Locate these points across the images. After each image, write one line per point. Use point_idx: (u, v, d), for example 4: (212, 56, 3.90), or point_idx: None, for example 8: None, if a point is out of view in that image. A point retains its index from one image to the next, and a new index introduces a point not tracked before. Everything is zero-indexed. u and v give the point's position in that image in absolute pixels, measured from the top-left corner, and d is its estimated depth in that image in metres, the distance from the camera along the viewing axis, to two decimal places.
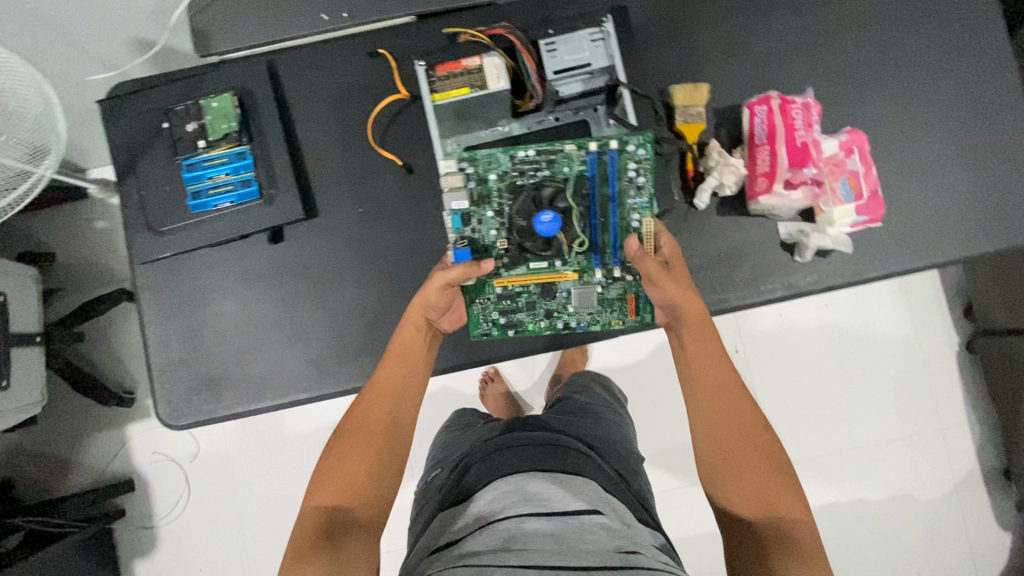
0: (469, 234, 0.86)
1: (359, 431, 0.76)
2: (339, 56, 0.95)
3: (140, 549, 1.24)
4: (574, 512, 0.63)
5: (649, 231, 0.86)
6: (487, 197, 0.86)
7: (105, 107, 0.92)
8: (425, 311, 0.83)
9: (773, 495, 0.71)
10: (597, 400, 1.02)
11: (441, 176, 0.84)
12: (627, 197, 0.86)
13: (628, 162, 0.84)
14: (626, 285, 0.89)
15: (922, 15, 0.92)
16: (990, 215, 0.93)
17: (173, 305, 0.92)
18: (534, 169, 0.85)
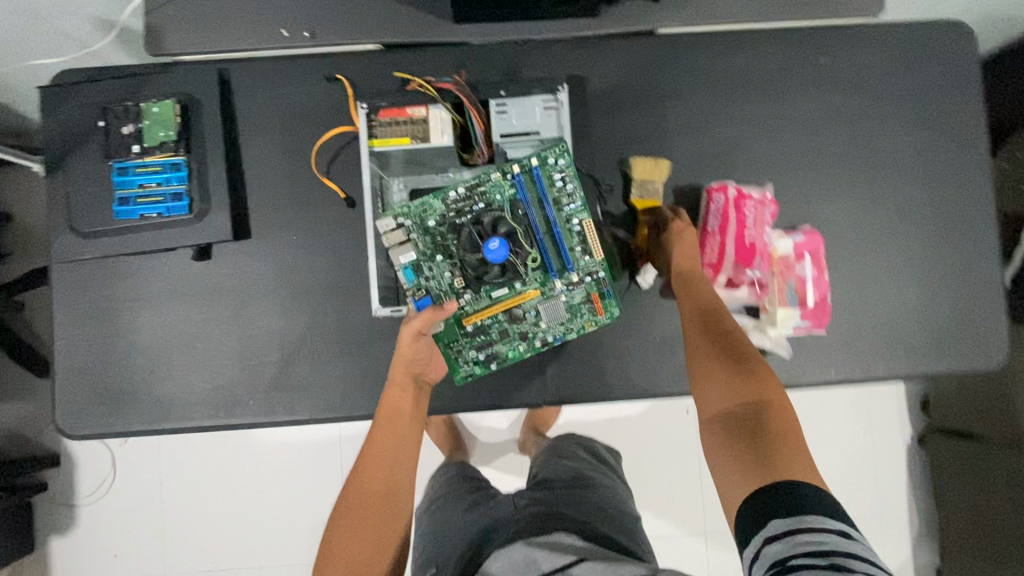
0: (425, 283, 0.81)
1: (357, 503, 0.75)
2: (297, 77, 0.91)
3: (62, 523, 1.58)
4: (563, 568, 0.65)
5: (592, 230, 0.81)
6: (435, 244, 0.80)
7: (44, 94, 0.89)
8: (409, 366, 0.82)
9: (756, 399, 0.66)
10: (586, 462, 1.00)
11: (382, 237, 0.79)
12: (561, 205, 0.81)
13: (551, 172, 0.81)
14: (586, 286, 0.82)
15: (885, 125, 0.93)
16: (936, 337, 0.92)
17: (86, 310, 0.90)
18: (471, 204, 0.79)
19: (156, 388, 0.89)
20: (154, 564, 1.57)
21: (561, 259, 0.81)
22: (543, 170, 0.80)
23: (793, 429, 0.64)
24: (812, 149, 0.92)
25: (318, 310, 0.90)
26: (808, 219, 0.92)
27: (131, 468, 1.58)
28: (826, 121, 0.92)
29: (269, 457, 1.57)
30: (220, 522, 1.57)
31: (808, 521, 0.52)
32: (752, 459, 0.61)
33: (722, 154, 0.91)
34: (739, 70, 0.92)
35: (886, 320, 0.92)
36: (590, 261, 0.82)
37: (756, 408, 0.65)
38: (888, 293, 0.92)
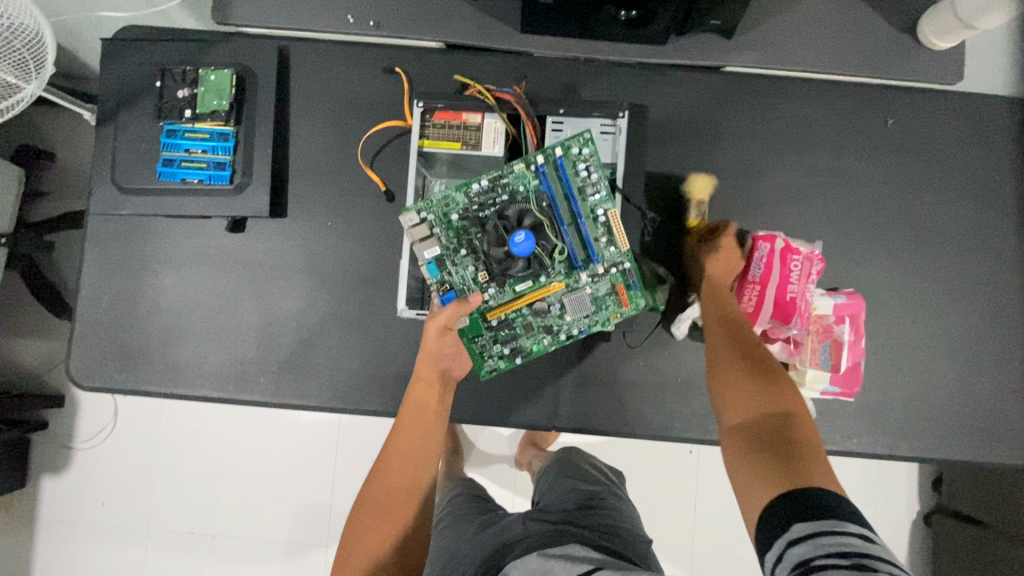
0: (448, 277, 0.77)
1: (377, 504, 0.71)
2: (354, 63, 0.91)
3: (56, 463, 1.60)
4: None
5: (617, 220, 0.76)
6: (458, 237, 0.76)
7: (104, 47, 0.90)
8: (433, 362, 0.79)
9: (776, 404, 0.60)
10: (594, 480, 0.97)
11: (404, 230, 0.75)
12: (585, 195, 0.76)
13: (575, 160, 0.75)
14: (612, 277, 0.78)
15: (946, 197, 0.90)
16: (970, 422, 0.88)
17: (112, 263, 0.90)
18: (493, 196, 0.75)
19: (170, 352, 0.89)
20: (140, 518, 1.58)
21: (587, 252, 0.76)
22: (568, 158, 0.75)
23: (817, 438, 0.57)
24: (865, 210, 0.89)
25: (341, 298, 0.90)
26: (851, 280, 0.89)
27: (131, 420, 1.60)
28: (883, 184, 0.89)
29: (266, 430, 1.57)
30: (209, 487, 1.58)
31: (832, 523, 0.46)
32: (770, 463, 0.54)
33: (772, 201, 0.89)
34: (801, 119, 0.89)
35: (919, 396, 0.88)
36: (615, 252, 0.77)
37: (778, 413, 0.59)
38: (924, 369, 0.89)
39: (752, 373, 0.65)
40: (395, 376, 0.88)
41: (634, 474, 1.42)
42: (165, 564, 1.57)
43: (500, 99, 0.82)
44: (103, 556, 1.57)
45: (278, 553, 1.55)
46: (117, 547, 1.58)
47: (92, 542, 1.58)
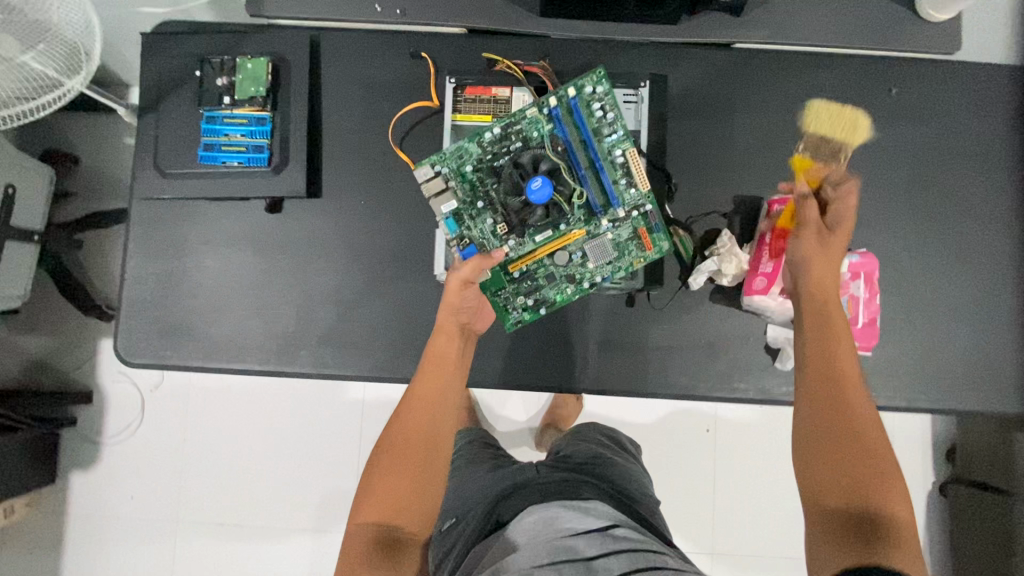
0: (467, 233, 0.84)
1: (397, 448, 0.74)
2: (383, 50, 0.95)
3: (85, 460, 1.63)
4: (599, 529, 0.68)
5: (634, 159, 0.82)
6: (475, 190, 0.84)
7: (144, 41, 0.94)
8: (457, 312, 0.81)
9: (876, 494, 0.64)
10: (604, 444, 1.01)
11: (422, 185, 0.83)
12: (602, 136, 0.83)
13: (590, 103, 0.83)
14: (632, 221, 0.84)
15: (952, 162, 0.94)
16: (982, 377, 0.92)
17: (156, 245, 0.94)
18: (507, 145, 0.83)
19: (213, 329, 0.93)
20: (167, 511, 1.61)
21: (606, 195, 0.83)
22: (581, 99, 0.83)
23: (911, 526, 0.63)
24: (873, 176, 0.93)
25: (374, 273, 0.94)
26: (863, 243, 0.93)
27: (158, 414, 1.63)
28: (891, 151, 0.93)
29: (291, 419, 1.61)
30: (235, 477, 1.61)
31: None
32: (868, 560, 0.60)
33: (785, 169, 0.93)
34: (811, 90, 0.94)
35: (932, 353, 0.92)
36: (635, 193, 0.83)
37: (873, 498, 0.64)
38: (936, 325, 0.92)
39: (852, 454, 0.66)
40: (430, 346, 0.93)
41: (653, 451, 1.45)
42: (192, 556, 1.59)
43: (528, 73, 0.89)
44: (132, 549, 1.60)
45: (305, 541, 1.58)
46: (145, 539, 1.60)
47: (121, 536, 1.60)
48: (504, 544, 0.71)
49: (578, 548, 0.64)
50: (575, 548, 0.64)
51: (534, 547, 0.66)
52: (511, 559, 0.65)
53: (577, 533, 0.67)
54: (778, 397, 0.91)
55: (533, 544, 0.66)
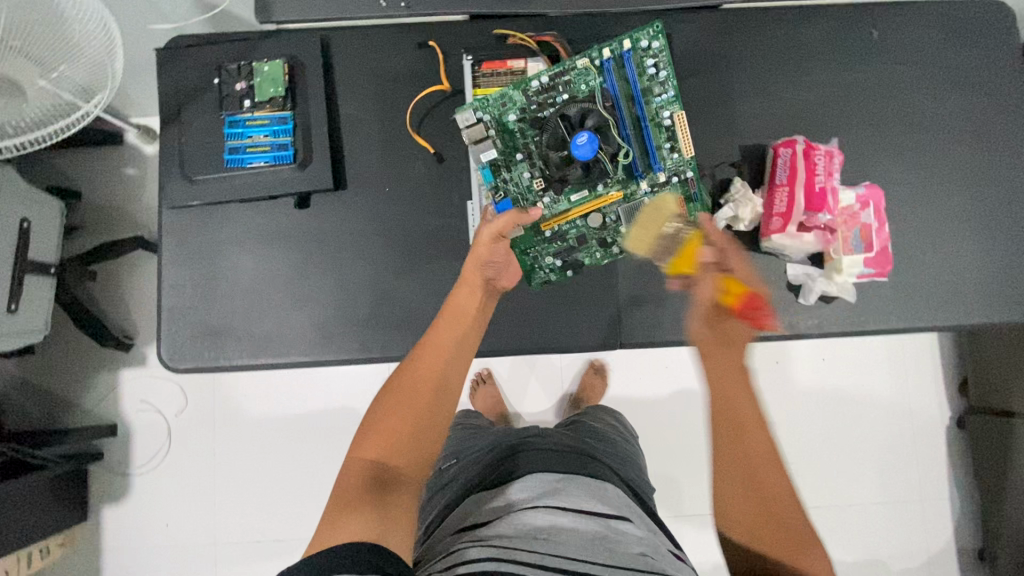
0: (502, 186, 0.91)
1: (405, 388, 0.74)
2: (391, 42, 0.99)
3: (115, 493, 1.60)
4: (604, 515, 0.74)
5: (680, 121, 0.89)
6: (513, 139, 0.90)
7: (160, 56, 0.97)
8: (482, 265, 0.86)
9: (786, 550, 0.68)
10: (614, 429, 1.11)
11: (463, 130, 0.89)
12: (652, 95, 0.90)
13: (645, 59, 0.89)
14: (671, 188, 0.91)
15: (939, 93, 0.99)
16: (990, 292, 0.97)
17: (190, 251, 0.97)
18: (552, 95, 0.88)
19: (253, 326, 0.96)
20: (205, 535, 1.60)
21: (648, 158, 0.90)
22: (636, 53, 0.89)
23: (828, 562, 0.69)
24: (868, 114, 0.99)
25: (405, 255, 0.97)
26: (865, 177, 0.98)
27: (186, 439, 1.62)
28: (881, 89, 0.99)
29: (321, 428, 1.61)
30: (269, 493, 1.60)
31: None
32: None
33: (784, 116, 0.98)
34: (800, 40, 0.99)
35: (941, 274, 0.97)
36: (678, 159, 0.90)
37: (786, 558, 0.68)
38: (942, 248, 0.98)
39: (777, 519, 0.69)
40: None
41: (680, 415, 1.48)
42: None
43: (540, 44, 0.93)
44: None
45: None
46: (185, 565, 1.59)
47: (160, 565, 1.59)
48: (500, 499, 0.79)
49: (577, 529, 0.70)
50: (573, 527, 0.71)
51: (529, 515, 0.72)
52: (507, 519, 0.73)
53: (582, 511, 0.73)
54: (803, 330, 0.96)
55: (532, 510, 0.73)
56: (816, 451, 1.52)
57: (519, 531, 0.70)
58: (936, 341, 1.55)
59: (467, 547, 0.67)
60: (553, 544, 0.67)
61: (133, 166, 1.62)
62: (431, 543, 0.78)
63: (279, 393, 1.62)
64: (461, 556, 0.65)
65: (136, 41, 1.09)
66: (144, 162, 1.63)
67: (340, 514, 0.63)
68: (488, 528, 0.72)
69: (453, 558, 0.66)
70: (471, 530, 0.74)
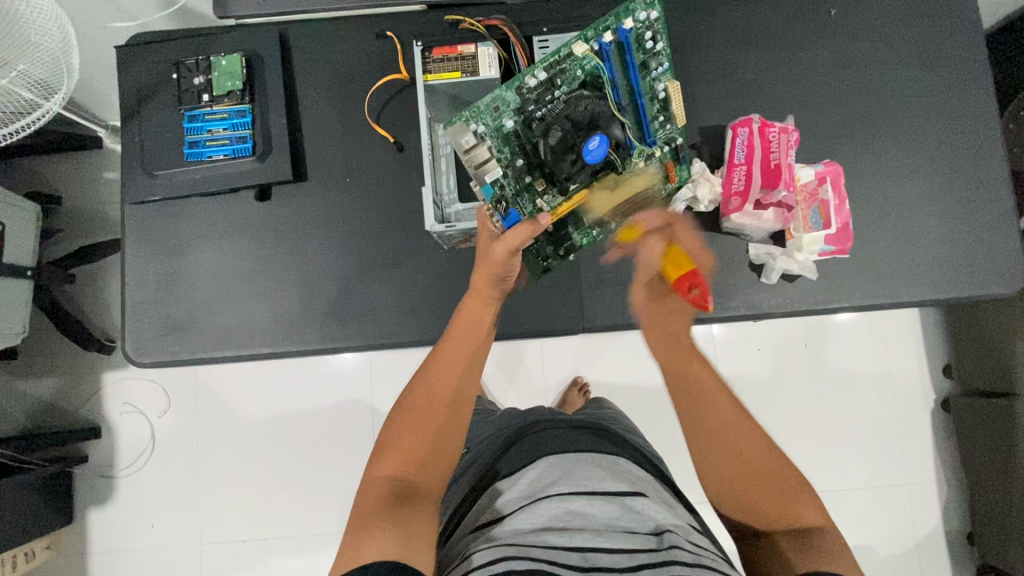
0: (504, 194, 0.82)
1: (420, 407, 0.74)
2: (350, 34, 0.99)
3: (98, 496, 1.58)
4: (617, 492, 0.68)
5: (675, 90, 0.83)
6: (510, 140, 0.82)
7: (119, 54, 0.97)
8: (496, 283, 0.84)
9: (788, 504, 0.67)
10: (610, 409, 1.08)
11: (459, 147, 0.81)
12: (648, 69, 0.84)
13: (641, 33, 0.83)
14: (663, 156, 0.85)
15: (899, 70, 0.99)
16: (954, 267, 0.97)
17: (156, 246, 0.98)
18: (551, 91, 0.81)
19: (218, 319, 0.97)
20: (190, 536, 1.57)
21: (641, 130, 0.84)
22: (633, 28, 0.83)
23: (821, 505, 0.68)
24: (827, 94, 0.99)
25: (368, 245, 0.97)
26: (826, 156, 0.98)
27: (169, 439, 1.60)
28: (841, 68, 0.99)
29: (304, 426, 1.59)
30: (253, 493, 1.58)
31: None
32: (815, 555, 0.62)
33: (744, 96, 0.98)
34: (759, 20, 0.99)
35: (903, 251, 0.97)
36: (670, 128, 0.85)
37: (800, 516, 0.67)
38: (905, 224, 0.98)
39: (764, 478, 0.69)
40: (431, 303, 0.97)
41: (659, 403, 1.48)
42: None
43: (489, 28, 0.94)
44: None
45: (331, 544, 1.55)
46: (170, 568, 1.56)
47: (145, 568, 1.56)
48: (509, 490, 0.74)
49: (591, 516, 0.65)
50: (588, 513, 0.65)
51: (541, 506, 0.67)
52: (517, 513, 0.67)
53: (596, 493, 0.67)
54: (767, 309, 0.96)
55: (544, 500, 0.67)
56: (799, 436, 1.51)
57: (529, 526, 0.64)
58: (917, 323, 1.54)
59: (474, 552, 0.62)
60: (570, 537, 0.62)
61: (112, 169, 1.60)
62: (452, 542, 0.74)
63: (261, 392, 1.61)
64: (469, 564, 0.60)
65: (99, 39, 1.09)
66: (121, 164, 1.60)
67: (361, 529, 0.63)
68: (500, 526, 0.67)
69: (464, 564, 0.61)
70: (485, 529, 0.69)
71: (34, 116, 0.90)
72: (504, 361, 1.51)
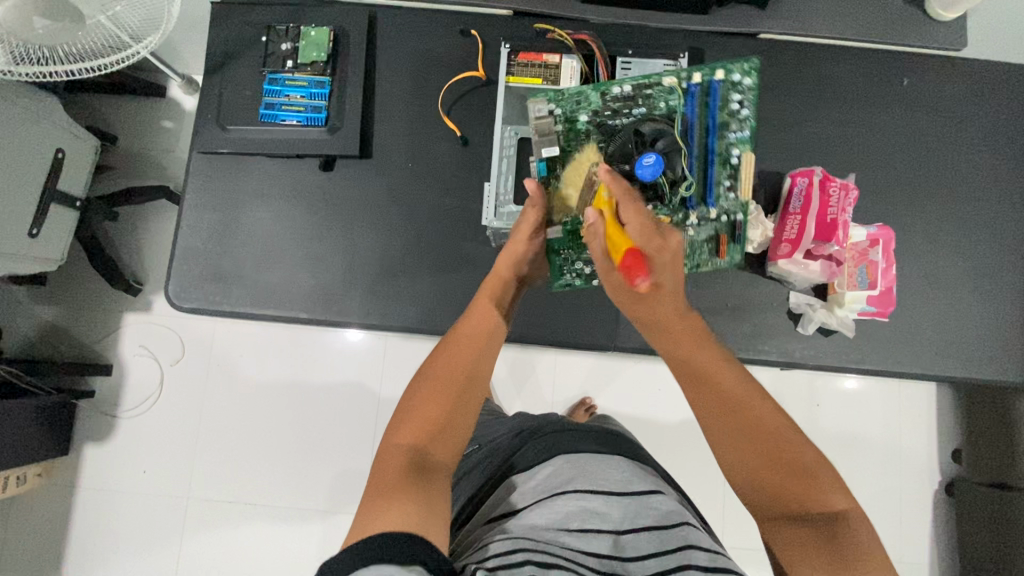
0: (553, 182, 0.88)
1: (439, 379, 0.73)
2: (435, 26, 1.02)
3: (97, 433, 1.59)
4: (634, 495, 0.68)
5: (747, 163, 0.88)
6: (576, 138, 0.88)
7: (215, 10, 1.00)
8: (513, 264, 0.87)
9: (813, 495, 0.61)
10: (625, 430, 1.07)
11: (531, 119, 0.87)
12: (729, 131, 0.89)
13: (730, 93, 0.89)
14: (719, 225, 0.90)
15: (961, 147, 1.00)
16: (987, 348, 0.97)
17: (215, 198, 1.01)
18: (631, 106, 0.88)
19: (262, 278, 0.99)
20: (179, 487, 1.57)
21: (705, 190, 0.89)
22: (724, 86, 0.89)
23: (847, 488, 0.62)
24: (888, 159, 1.00)
25: (418, 231, 0.99)
26: (878, 218, 0.99)
27: (179, 388, 1.61)
28: (904, 136, 1.00)
29: (310, 399, 1.60)
30: (250, 455, 1.58)
31: None
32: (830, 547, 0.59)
33: (807, 148, 1.00)
34: (833, 78, 1.01)
35: (940, 324, 0.98)
36: (733, 200, 0.89)
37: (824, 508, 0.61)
38: (946, 299, 0.98)
39: (786, 463, 0.63)
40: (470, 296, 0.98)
41: (664, 437, 1.48)
42: (201, 534, 1.55)
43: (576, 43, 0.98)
44: (141, 525, 1.55)
45: (313, 519, 1.55)
46: (155, 516, 1.56)
47: (130, 513, 1.56)
48: (527, 484, 0.74)
49: (608, 515, 0.65)
50: (605, 513, 0.65)
51: (556, 503, 0.67)
52: (534, 507, 0.67)
53: (612, 494, 0.68)
54: (799, 358, 0.97)
55: (561, 497, 0.68)
56: None
57: (545, 521, 0.64)
58: (933, 401, 1.52)
59: (490, 543, 0.62)
60: (586, 538, 0.62)
61: (170, 119, 1.63)
62: (464, 534, 0.74)
63: (272, 358, 1.62)
64: (484, 553, 0.60)
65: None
66: (181, 115, 1.64)
67: (380, 496, 0.61)
68: (515, 519, 0.67)
69: (480, 553, 0.61)
70: (500, 522, 0.69)
71: (125, 55, 0.93)
72: (518, 369, 1.51)
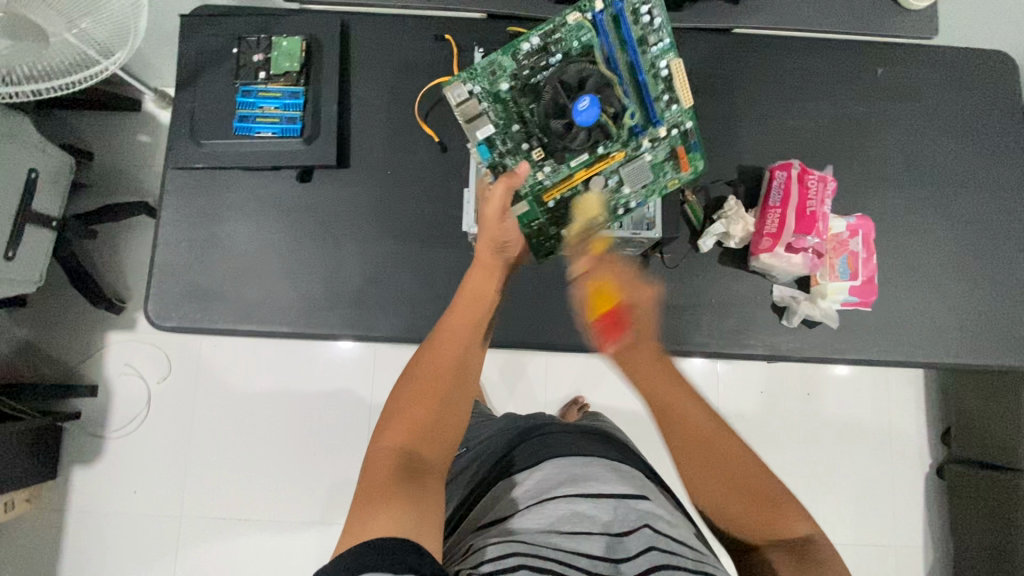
0: (498, 160, 0.87)
1: (421, 383, 0.72)
2: (409, 32, 1.01)
3: (86, 455, 1.56)
4: (622, 495, 0.68)
5: (679, 70, 0.84)
6: (508, 109, 0.85)
7: (185, 23, 0.99)
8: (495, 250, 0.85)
9: (778, 524, 0.63)
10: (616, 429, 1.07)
11: (455, 109, 0.84)
12: (648, 46, 0.85)
13: (638, 4, 0.83)
14: (671, 141, 0.87)
15: (935, 135, 1.01)
16: (968, 333, 0.98)
17: (192, 213, 0.99)
18: (546, 57, 0.83)
19: (243, 293, 0.98)
20: (170, 506, 1.55)
21: (647, 113, 0.85)
22: (628, 1, 0.83)
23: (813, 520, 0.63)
24: (865, 150, 1.01)
25: (400, 239, 0.98)
26: (857, 209, 1.00)
27: (166, 405, 1.59)
28: (881, 126, 1.01)
29: (300, 410, 1.59)
30: (241, 469, 1.56)
31: None
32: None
33: (785, 141, 1.00)
34: (808, 71, 1.01)
35: (922, 311, 0.99)
36: (676, 112, 0.86)
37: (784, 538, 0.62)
38: (927, 286, 0.99)
39: (753, 493, 0.65)
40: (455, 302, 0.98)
41: (657, 433, 1.48)
42: (194, 552, 1.53)
43: None
44: (134, 545, 1.53)
45: (307, 531, 1.54)
46: (147, 536, 1.54)
47: (121, 535, 1.54)
48: (516, 489, 0.73)
49: (598, 517, 0.65)
50: (595, 515, 0.65)
51: (548, 506, 0.67)
52: (524, 513, 0.67)
53: (601, 495, 0.68)
54: (785, 351, 0.97)
55: (551, 500, 0.67)
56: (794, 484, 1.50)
57: (538, 526, 0.64)
58: (920, 385, 1.54)
59: (485, 546, 0.62)
60: (580, 540, 0.62)
61: (147, 133, 1.61)
62: (454, 541, 0.74)
63: (259, 370, 1.60)
64: (481, 556, 0.60)
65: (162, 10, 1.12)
66: (158, 129, 1.62)
67: (370, 501, 0.60)
68: (507, 524, 0.67)
69: (475, 557, 0.60)
70: (492, 526, 0.68)
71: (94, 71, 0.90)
72: (510, 371, 1.51)
